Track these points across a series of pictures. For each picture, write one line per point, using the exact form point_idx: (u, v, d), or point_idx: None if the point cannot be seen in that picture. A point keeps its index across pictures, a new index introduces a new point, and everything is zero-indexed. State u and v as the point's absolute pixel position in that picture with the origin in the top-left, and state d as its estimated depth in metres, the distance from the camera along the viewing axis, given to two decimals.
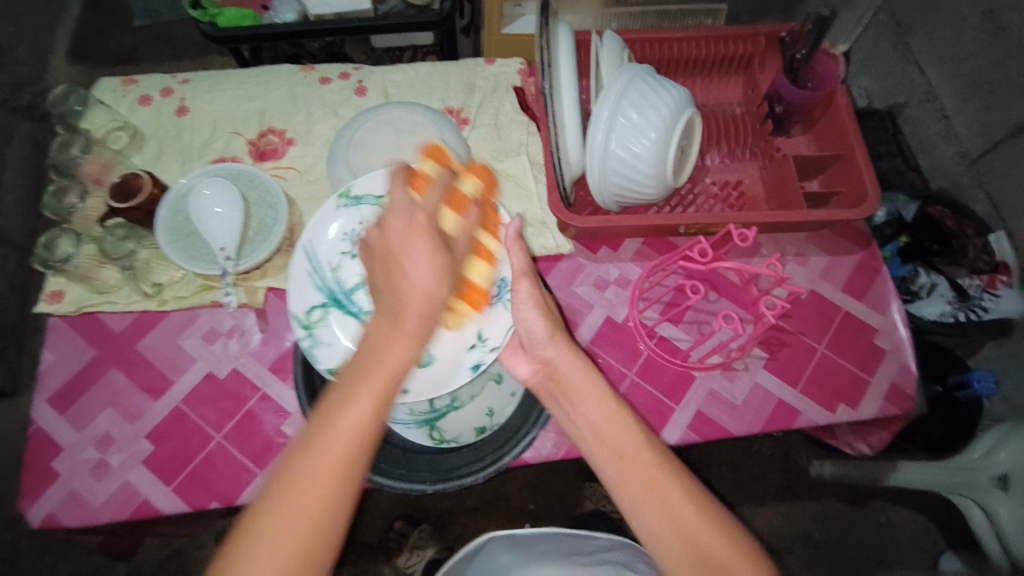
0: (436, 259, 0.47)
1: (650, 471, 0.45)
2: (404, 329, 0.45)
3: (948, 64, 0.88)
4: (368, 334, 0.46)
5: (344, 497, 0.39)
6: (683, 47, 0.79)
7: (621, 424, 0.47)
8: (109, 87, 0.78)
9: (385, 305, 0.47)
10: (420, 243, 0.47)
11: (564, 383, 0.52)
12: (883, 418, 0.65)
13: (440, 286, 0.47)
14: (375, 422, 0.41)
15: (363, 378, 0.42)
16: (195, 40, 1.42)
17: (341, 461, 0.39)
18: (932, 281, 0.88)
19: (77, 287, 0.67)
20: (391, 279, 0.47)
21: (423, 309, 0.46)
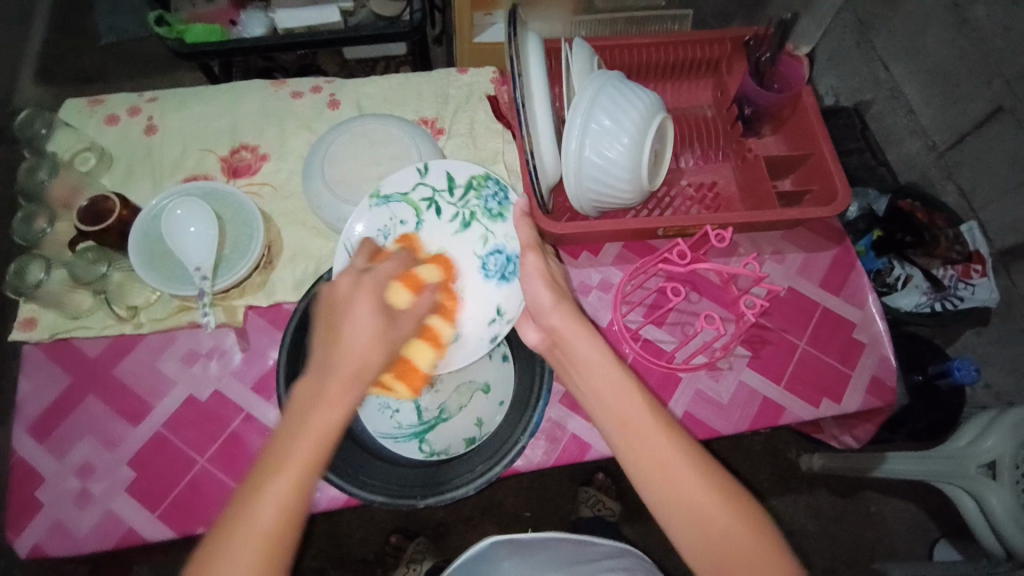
0: (376, 325, 0.47)
1: (650, 434, 0.45)
2: (332, 392, 0.43)
3: (910, 60, 0.91)
4: (295, 395, 0.44)
5: (274, 572, 0.39)
6: (652, 52, 0.80)
7: (626, 392, 0.48)
8: (75, 107, 0.76)
9: (316, 365, 0.45)
10: (361, 309, 0.47)
11: (566, 348, 0.52)
12: (867, 410, 0.67)
13: (375, 353, 0.46)
14: (300, 490, 0.40)
15: (292, 444, 0.41)
16: (162, 56, 1.40)
17: (265, 533, 0.39)
18: (907, 273, 0.89)
19: (49, 313, 0.65)
20: (328, 333, 0.47)
21: (355, 372, 0.45)
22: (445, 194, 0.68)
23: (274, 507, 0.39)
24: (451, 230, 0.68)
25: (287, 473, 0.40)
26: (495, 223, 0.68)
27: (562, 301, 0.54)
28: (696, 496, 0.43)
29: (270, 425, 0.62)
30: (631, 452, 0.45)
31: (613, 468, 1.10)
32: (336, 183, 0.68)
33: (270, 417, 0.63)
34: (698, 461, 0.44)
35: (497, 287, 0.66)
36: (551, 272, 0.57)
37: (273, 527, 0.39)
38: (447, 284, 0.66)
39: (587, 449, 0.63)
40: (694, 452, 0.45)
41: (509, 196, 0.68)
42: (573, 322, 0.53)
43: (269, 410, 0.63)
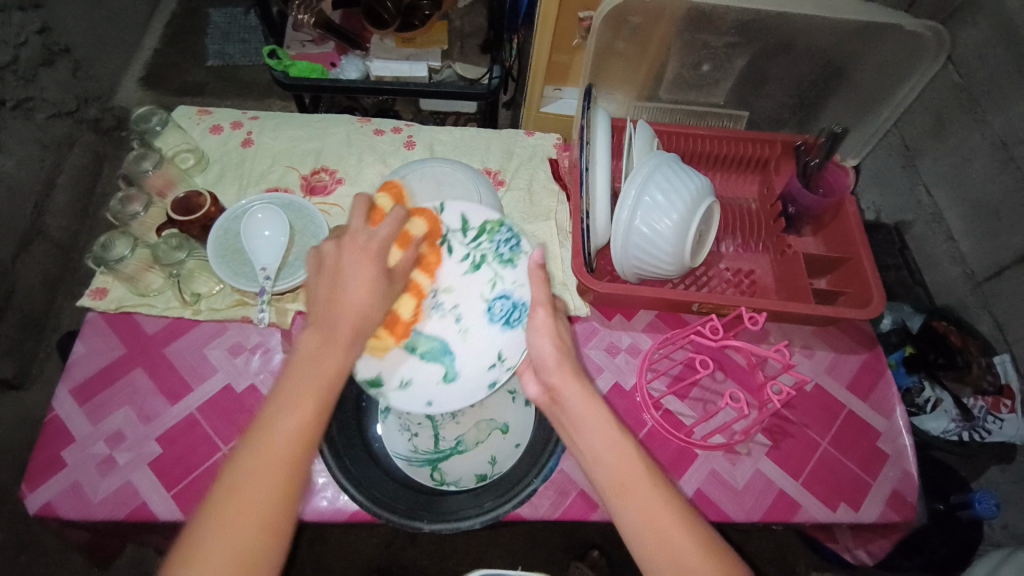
0: (375, 283, 0.52)
1: (648, 501, 0.45)
2: (338, 340, 0.48)
3: (953, 190, 0.95)
4: (300, 343, 0.48)
5: (292, 495, 0.42)
6: (706, 143, 0.86)
7: (623, 449, 0.48)
8: (187, 114, 0.86)
9: (317, 317, 0.50)
10: (366, 266, 0.52)
11: (565, 407, 0.51)
12: (884, 524, 0.65)
13: (373, 308, 0.51)
14: (313, 421, 0.44)
15: (300, 386, 0.45)
16: (260, 83, 1.55)
17: (283, 460, 0.42)
18: (937, 396, 0.89)
19: (122, 286, 0.71)
20: (331, 292, 0.51)
21: (357, 321, 0.50)
22: (458, 233, 0.68)
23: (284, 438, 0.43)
24: (461, 271, 0.68)
25: (294, 414, 0.44)
26: (505, 269, 0.67)
27: (566, 361, 0.54)
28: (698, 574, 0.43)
29: None
30: (631, 514, 0.45)
31: (609, 545, 1.06)
32: None
33: None
34: (699, 539, 0.44)
35: (499, 333, 0.65)
36: (559, 331, 0.56)
37: (292, 446, 0.43)
38: (432, 239, 0.67)
39: (595, 509, 0.62)
40: (694, 526, 0.45)
41: (521, 244, 0.67)
42: (576, 382, 0.52)
43: None
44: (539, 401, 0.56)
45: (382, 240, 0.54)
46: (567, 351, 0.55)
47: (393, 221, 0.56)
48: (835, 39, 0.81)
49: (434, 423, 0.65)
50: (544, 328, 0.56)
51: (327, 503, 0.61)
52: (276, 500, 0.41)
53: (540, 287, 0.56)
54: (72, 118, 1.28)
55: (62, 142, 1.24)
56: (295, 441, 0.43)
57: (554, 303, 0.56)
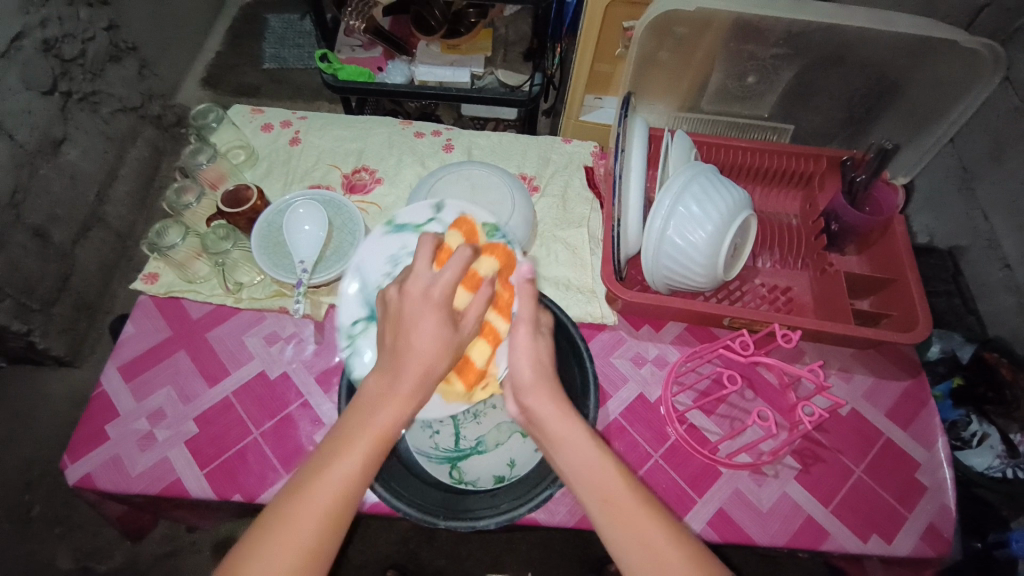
0: (442, 334, 0.48)
1: (633, 525, 0.44)
2: (400, 396, 0.46)
3: (1012, 215, 0.90)
4: (363, 391, 0.48)
5: (326, 548, 0.42)
6: (749, 156, 0.84)
7: (603, 468, 0.47)
8: (241, 112, 0.90)
9: (384, 366, 0.48)
10: (429, 317, 0.48)
11: (543, 430, 0.50)
12: (919, 560, 0.62)
13: (440, 361, 0.48)
14: (361, 477, 0.44)
15: (357, 435, 0.45)
16: (310, 86, 1.61)
17: (327, 513, 0.42)
18: (983, 431, 0.84)
19: (171, 272, 0.75)
20: (396, 343, 0.48)
21: (421, 378, 0.47)
22: None
23: (336, 493, 0.43)
24: None
25: (343, 470, 0.44)
26: None
27: (543, 382, 0.52)
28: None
29: (322, 417, 0.67)
30: (613, 535, 0.45)
31: None
32: None
33: (323, 409, 0.67)
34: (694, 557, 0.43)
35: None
36: (539, 353, 0.54)
37: (336, 499, 0.43)
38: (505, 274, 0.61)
39: None
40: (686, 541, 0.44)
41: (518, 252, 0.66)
42: (555, 401, 0.51)
43: (325, 402, 0.68)
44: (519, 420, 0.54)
45: (447, 287, 0.49)
46: (544, 372, 0.53)
47: (458, 262, 0.49)
48: (890, 54, 0.78)
49: (456, 423, 0.66)
50: (523, 349, 0.53)
51: None
52: (315, 548, 0.42)
53: (527, 304, 0.55)
54: (135, 113, 1.36)
55: (125, 136, 1.32)
56: (344, 489, 0.43)
57: (536, 320, 0.55)
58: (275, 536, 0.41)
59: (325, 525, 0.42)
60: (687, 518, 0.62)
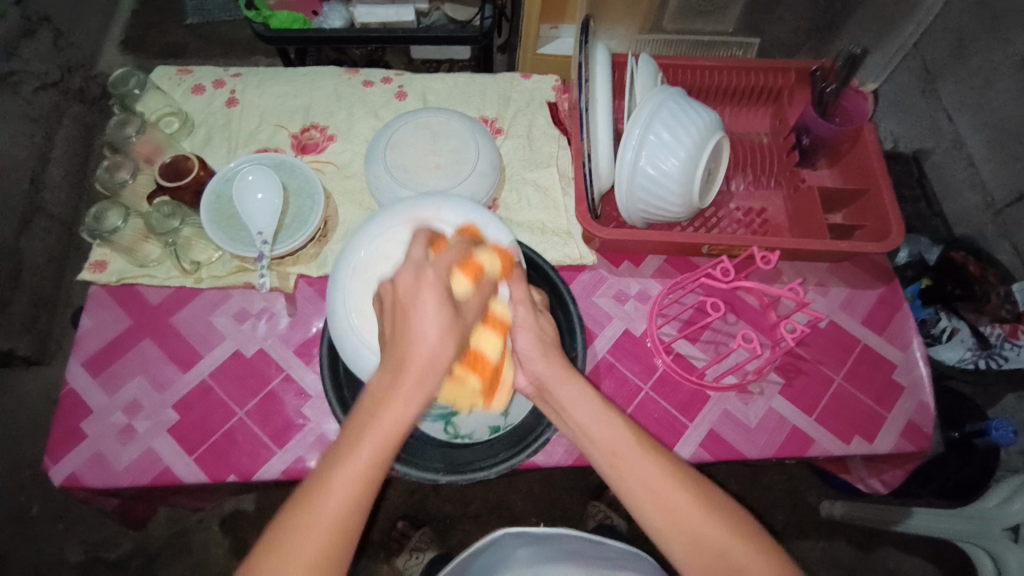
0: (443, 319, 0.45)
1: (616, 443, 0.48)
2: (404, 390, 0.43)
3: (976, 113, 0.89)
4: (371, 385, 0.45)
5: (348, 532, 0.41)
6: (715, 76, 0.81)
7: (590, 402, 0.50)
8: (167, 74, 0.82)
9: (388, 357, 0.45)
10: (432, 302, 0.45)
11: (554, 396, 0.51)
12: (899, 455, 0.65)
13: (442, 352, 0.44)
14: (366, 482, 0.41)
15: (361, 443, 0.42)
16: (243, 39, 1.48)
17: (348, 505, 0.41)
18: (953, 326, 0.86)
19: (120, 258, 0.70)
20: (397, 331, 0.45)
21: (427, 367, 0.44)
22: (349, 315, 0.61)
23: (349, 488, 0.41)
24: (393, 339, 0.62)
25: (356, 472, 0.41)
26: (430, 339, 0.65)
27: (548, 353, 0.53)
28: (703, 529, 0.44)
29: (307, 389, 0.65)
30: (597, 457, 0.48)
31: None
32: (397, 167, 0.70)
33: (307, 380, 0.66)
34: (671, 471, 0.46)
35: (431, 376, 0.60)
36: (542, 325, 0.54)
37: (351, 490, 0.41)
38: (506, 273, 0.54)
39: None
40: (689, 484, 0.46)
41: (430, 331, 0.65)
42: (567, 368, 0.52)
43: (308, 374, 0.66)
44: (529, 395, 0.54)
45: (445, 267, 0.48)
46: (550, 346, 0.53)
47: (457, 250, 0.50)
48: None
49: None
50: (524, 326, 0.53)
51: None
52: (330, 545, 0.40)
53: (518, 284, 0.54)
54: (57, 89, 1.22)
55: (50, 116, 1.20)
56: (356, 485, 0.41)
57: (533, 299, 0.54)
58: (296, 536, 0.40)
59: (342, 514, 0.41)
60: (681, 442, 0.64)
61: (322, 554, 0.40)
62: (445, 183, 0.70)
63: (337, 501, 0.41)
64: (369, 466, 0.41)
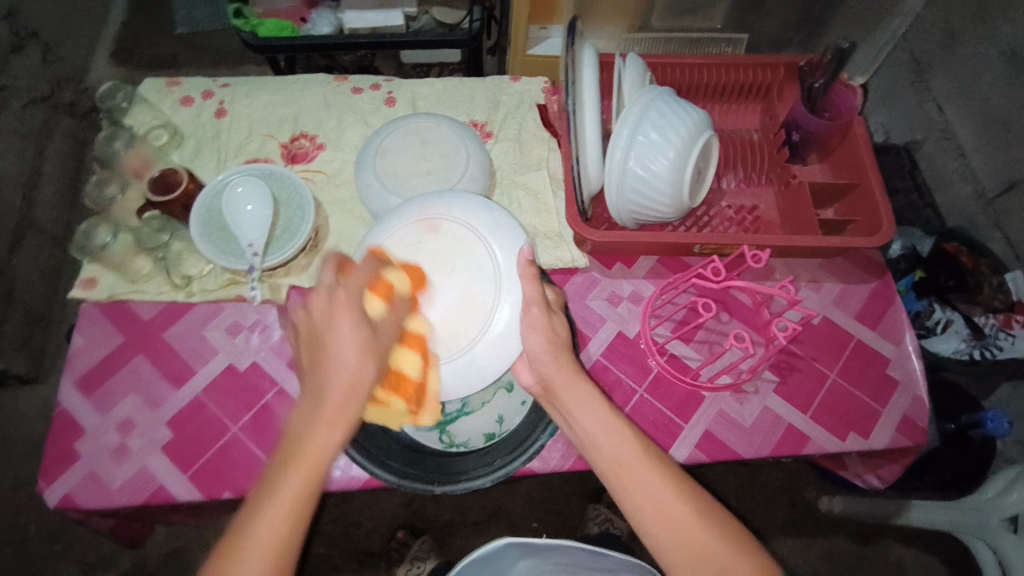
0: (360, 339, 0.47)
1: (621, 453, 0.48)
2: (325, 411, 0.44)
3: (966, 102, 0.89)
4: (292, 415, 0.45)
5: (282, 567, 0.40)
6: (704, 73, 0.81)
7: (597, 410, 0.50)
8: (154, 86, 0.82)
9: (308, 384, 0.46)
10: (342, 323, 0.47)
11: (561, 399, 0.51)
12: (894, 450, 0.65)
13: (362, 371, 0.46)
14: (298, 508, 0.41)
15: (286, 470, 0.42)
16: (233, 48, 1.48)
17: (278, 537, 0.40)
18: (947, 317, 0.86)
19: (111, 274, 0.70)
20: (315, 358, 0.47)
21: (348, 386, 0.45)
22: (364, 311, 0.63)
23: (277, 518, 0.41)
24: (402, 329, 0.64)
25: (281, 504, 0.41)
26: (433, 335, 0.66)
27: (559, 353, 0.53)
28: (703, 538, 0.44)
29: None
30: (603, 466, 0.48)
31: None
32: (386, 174, 0.70)
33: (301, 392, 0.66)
34: (675, 480, 0.47)
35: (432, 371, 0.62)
36: (553, 325, 0.55)
37: (281, 523, 0.40)
38: (414, 289, 0.58)
39: None
40: (690, 494, 0.46)
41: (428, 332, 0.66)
42: (575, 369, 0.52)
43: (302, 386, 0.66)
44: (535, 392, 0.56)
45: (356, 289, 0.50)
46: (560, 344, 0.54)
47: (365, 273, 0.52)
48: None
49: None
50: (536, 325, 0.54)
51: (340, 472, 0.62)
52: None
53: (530, 283, 0.55)
54: (47, 104, 1.22)
55: (40, 131, 1.19)
56: (288, 514, 0.41)
57: (545, 298, 0.55)
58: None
59: (275, 546, 0.40)
60: (676, 444, 0.64)
61: None
62: (434, 190, 0.69)
63: (263, 541, 0.40)
64: (294, 492, 0.41)
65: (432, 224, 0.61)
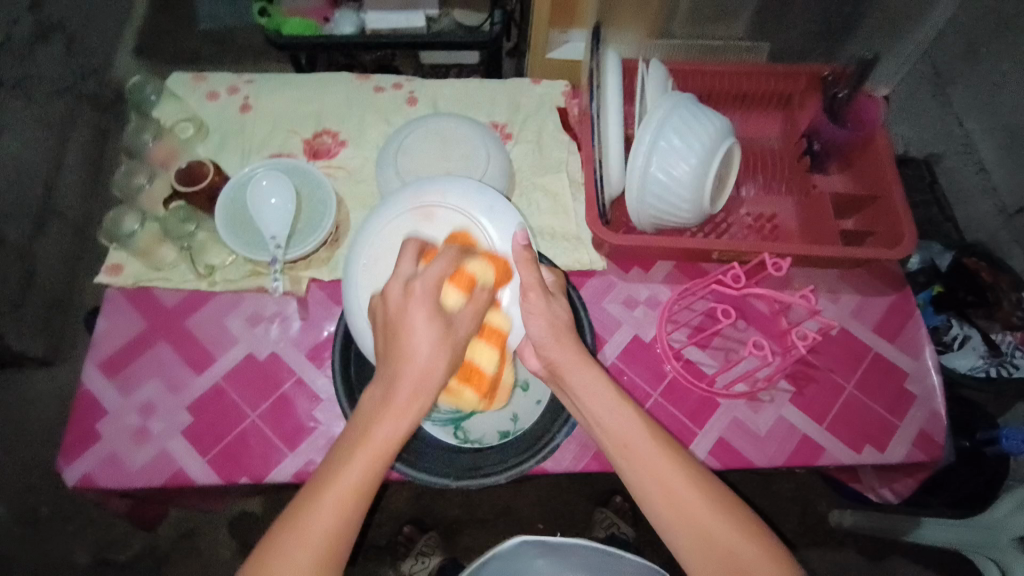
0: (435, 336, 0.47)
1: (629, 437, 0.48)
2: (395, 403, 0.46)
3: (988, 116, 0.89)
4: (366, 398, 0.47)
5: (344, 543, 0.44)
6: (724, 81, 0.80)
7: (600, 396, 0.50)
8: (182, 81, 0.83)
9: (381, 370, 0.47)
10: (419, 317, 0.47)
11: (566, 381, 0.51)
12: (910, 464, 0.65)
13: (436, 364, 0.46)
14: (361, 493, 0.44)
15: (355, 453, 0.44)
16: (255, 44, 1.50)
17: (339, 519, 0.44)
18: (964, 333, 0.85)
19: (135, 262, 0.71)
20: (388, 346, 0.47)
21: (420, 379, 0.46)
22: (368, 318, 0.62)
23: (339, 501, 0.44)
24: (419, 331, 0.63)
25: (347, 487, 0.44)
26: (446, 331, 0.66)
27: (563, 338, 0.52)
28: (709, 524, 0.45)
29: (318, 392, 0.66)
30: (616, 452, 0.48)
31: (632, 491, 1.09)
32: (407, 172, 0.71)
33: (319, 384, 0.66)
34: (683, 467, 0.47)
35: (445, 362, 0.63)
36: (556, 311, 0.53)
37: (343, 506, 0.44)
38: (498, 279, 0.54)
39: None
40: (700, 481, 0.47)
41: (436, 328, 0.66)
42: (577, 352, 0.52)
43: (319, 377, 0.67)
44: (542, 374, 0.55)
45: (435, 281, 0.48)
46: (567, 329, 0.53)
47: (447, 261, 0.50)
48: None
49: None
50: (538, 309, 0.53)
51: None
52: (322, 563, 0.43)
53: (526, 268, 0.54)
54: (72, 94, 1.24)
55: (65, 120, 1.21)
56: (352, 500, 0.44)
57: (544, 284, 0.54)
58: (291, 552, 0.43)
59: (337, 525, 0.43)
60: (690, 450, 0.64)
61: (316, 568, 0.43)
62: None
63: (328, 520, 0.43)
64: (357, 478, 0.44)
65: (425, 213, 0.58)
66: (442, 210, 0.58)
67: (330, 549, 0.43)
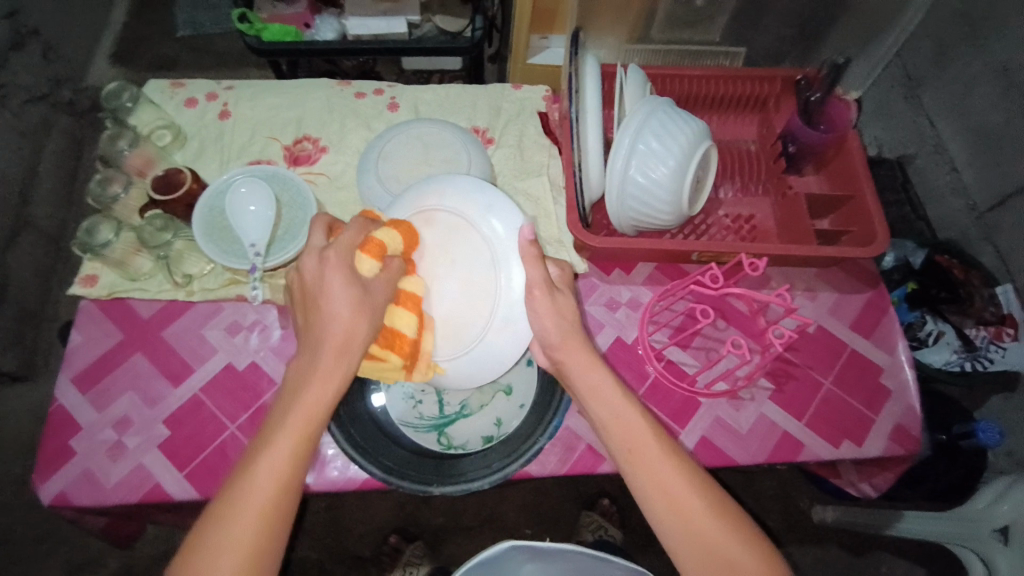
0: (353, 294, 0.49)
1: (634, 437, 0.48)
2: (321, 368, 0.47)
3: (957, 118, 0.91)
4: (292, 370, 0.48)
5: (279, 517, 0.43)
6: (702, 85, 0.82)
7: (602, 395, 0.50)
8: (159, 88, 0.83)
9: (304, 339, 0.49)
10: (336, 280, 0.49)
11: (570, 379, 0.52)
12: (888, 458, 0.66)
13: (357, 322, 0.49)
14: (291, 464, 0.44)
15: (283, 423, 0.45)
16: (235, 51, 1.49)
17: (271, 494, 0.43)
18: (938, 329, 0.86)
19: (111, 272, 0.70)
20: (309, 312, 0.49)
21: (343, 339, 0.48)
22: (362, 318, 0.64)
23: (270, 477, 0.43)
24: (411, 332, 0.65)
25: (276, 459, 0.44)
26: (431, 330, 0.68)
27: (569, 335, 0.53)
28: (709, 526, 0.45)
29: None
30: (620, 449, 0.49)
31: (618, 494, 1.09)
32: (388, 177, 0.71)
33: None
34: (682, 467, 0.47)
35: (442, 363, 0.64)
36: (561, 308, 0.54)
37: (275, 482, 0.43)
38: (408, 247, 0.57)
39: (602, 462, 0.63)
40: (698, 482, 0.47)
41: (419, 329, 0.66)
42: (587, 353, 0.52)
43: None
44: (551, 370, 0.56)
45: (347, 247, 0.51)
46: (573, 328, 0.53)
47: (355, 230, 0.52)
48: None
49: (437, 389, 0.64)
50: (544, 309, 0.54)
51: (338, 473, 0.61)
52: (258, 536, 0.42)
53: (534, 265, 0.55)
54: (46, 102, 1.22)
55: (38, 129, 1.19)
56: (284, 471, 0.44)
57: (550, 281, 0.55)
58: (224, 530, 0.42)
59: (270, 500, 0.43)
60: None
61: (251, 543, 0.42)
62: None
63: (260, 495, 0.43)
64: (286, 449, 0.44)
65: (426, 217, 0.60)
66: (440, 211, 0.61)
67: (264, 525, 0.43)
